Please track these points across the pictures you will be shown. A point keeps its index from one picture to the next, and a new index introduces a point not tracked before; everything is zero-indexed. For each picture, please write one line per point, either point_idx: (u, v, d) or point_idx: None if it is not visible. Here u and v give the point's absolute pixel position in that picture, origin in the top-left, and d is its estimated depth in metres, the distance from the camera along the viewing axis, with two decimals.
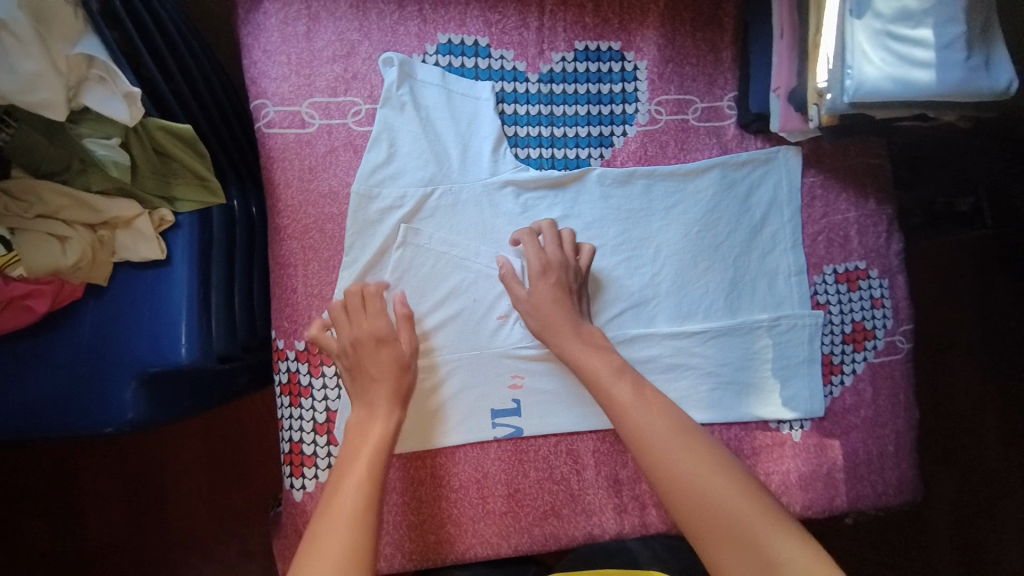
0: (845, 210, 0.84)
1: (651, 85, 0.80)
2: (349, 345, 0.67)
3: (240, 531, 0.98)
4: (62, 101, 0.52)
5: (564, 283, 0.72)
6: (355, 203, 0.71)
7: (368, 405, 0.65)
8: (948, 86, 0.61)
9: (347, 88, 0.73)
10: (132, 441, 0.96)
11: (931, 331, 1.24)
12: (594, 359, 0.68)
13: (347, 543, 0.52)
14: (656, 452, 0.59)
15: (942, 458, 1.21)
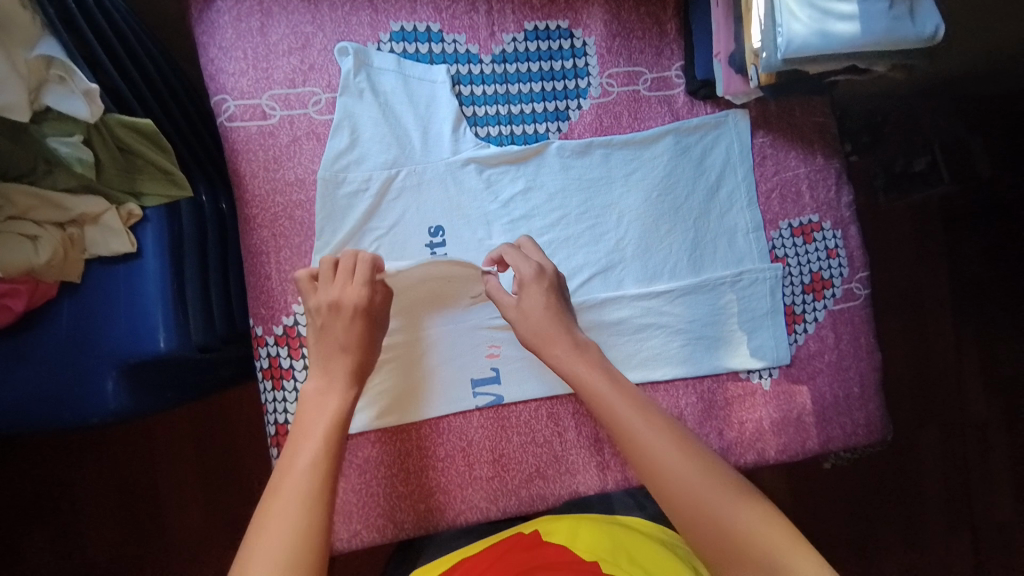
0: (795, 166, 0.88)
1: (601, 59, 0.84)
2: (325, 306, 0.65)
3: (235, 527, 0.99)
4: (24, 102, 0.53)
5: (554, 292, 0.70)
6: (322, 188, 0.73)
7: (333, 371, 0.63)
8: (875, 35, 0.65)
9: (305, 79, 0.75)
10: (121, 446, 0.97)
11: (894, 284, 1.29)
12: (581, 364, 0.65)
13: (297, 526, 0.49)
14: (653, 459, 0.56)
15: (914, 404, 1.27)
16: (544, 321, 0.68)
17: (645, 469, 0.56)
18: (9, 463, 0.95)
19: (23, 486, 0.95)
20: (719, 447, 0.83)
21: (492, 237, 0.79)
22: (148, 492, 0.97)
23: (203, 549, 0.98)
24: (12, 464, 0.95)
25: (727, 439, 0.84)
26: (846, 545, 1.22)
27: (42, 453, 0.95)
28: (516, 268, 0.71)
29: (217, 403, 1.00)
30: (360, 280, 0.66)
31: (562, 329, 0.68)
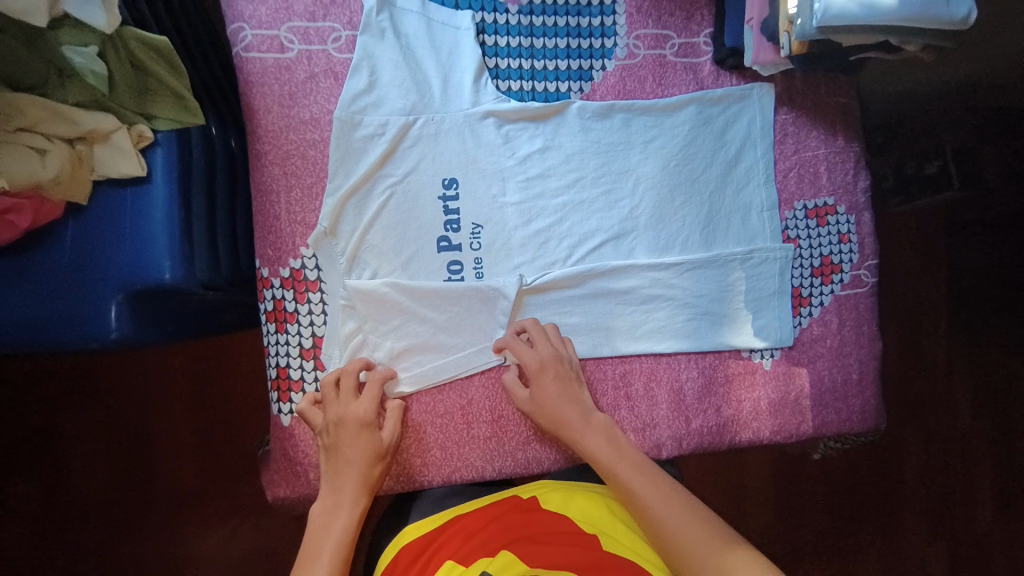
0: (816, 146, 0.87)
1: (630, 18, 0.82)
2: (332, 424, 0.70)
3: (229, 470, 0.99)
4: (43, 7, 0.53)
5: (562, 376, 0.74)
6: (338, 128, 0.71)
7: (338, 488, 0.68)
8: (912, 10, 0.64)
9: (326, 13, 0.73)
10: (117, 383, 0.97)
11: (897, 283, 1.29)
12: (592, 441, 0.72)
13: None
14: (645, 507, 0.66)
15: (905, 402, 1.28)
16: (555, 407, 0.73)
17: (639, 516, 0.66)
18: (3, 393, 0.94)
19: (17, 416, 0.95)
20: (716, 423, 0.84)
21: (506, 196, 0.78)
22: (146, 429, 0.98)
23: (199, 489, 0.98)
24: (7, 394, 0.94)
25: (724, 416, 0.84)
26: (825, 533, 1.25)
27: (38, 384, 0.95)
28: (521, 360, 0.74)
29: (218, 344, 1.00)
30: (365, 396, 0.71)
31: (572, 412, 0.73)
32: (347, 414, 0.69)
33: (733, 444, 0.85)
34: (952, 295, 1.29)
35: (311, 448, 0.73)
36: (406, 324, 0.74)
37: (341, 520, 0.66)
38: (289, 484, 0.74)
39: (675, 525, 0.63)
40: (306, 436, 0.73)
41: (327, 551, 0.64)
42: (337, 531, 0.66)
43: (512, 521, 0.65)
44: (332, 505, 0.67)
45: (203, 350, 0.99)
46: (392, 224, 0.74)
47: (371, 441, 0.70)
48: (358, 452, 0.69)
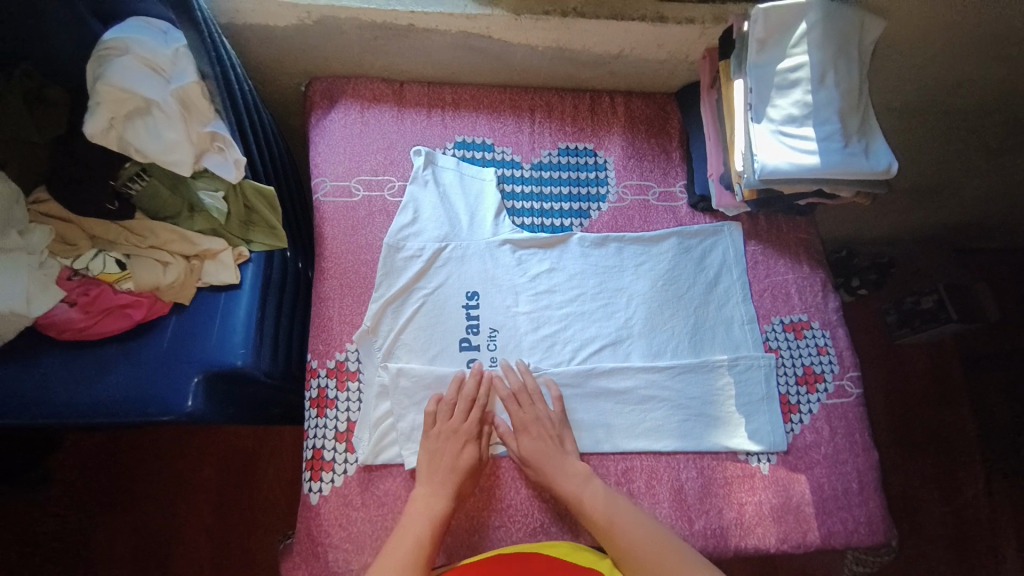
0: (784, 272, 1.02)
1: (619, 173, 1.04)
2: (439, 433, 0.81)
3: (241, 550, 1.17)
4: (189, 161, 0.73)
5: (546, 433, 0.84)
6: (386, 251, 0.90)
7: (433, 483, 0.78)
8: (833, 166, 0.83)
9: (386, 170, 0.97)
10: (155, 471, 1.19)
11: (884, 396, 1.54)
12: (572, 485, 0.80)
13: None
14: (608, 525, 0.77)
15: (902, 510, 1.43)
16: (539, 453, 0.82)
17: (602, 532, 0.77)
18: (77, 475, 1.17)
19: (78, 495, 1.16)
20: (718, 526, 0.86)
21: (519, 306, 0.93)
22: (181, 503, 1.18)
23: (215, 557, 1.16)
24: (78, 464, 1.17)
25: (725, 519, 0.87)
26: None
27: (103, 455, 1.18)
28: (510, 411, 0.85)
29: (254, 429, 1.24)
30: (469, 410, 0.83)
31: (556, 455, 0.82)
32: (443, 427, 0.82)
33: (739, 551, 0.86)
34: (946, 424, 1.51)
35: (332, 529, 0.79)
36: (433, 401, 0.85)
37: (415, 529, 0.75)
38: (308, 566, 0.78)
39: (631, 540, 0.75)
40: (329, 517, 0.79)
41: (407, 547, 0.73)
42: (410, 548, 0.73)
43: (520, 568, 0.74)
44: (408, 519, 0.76)
45: (239, 433, 1.23)
46: (423, 328, 0.88)
47: (459, 448, 0.81)
48: (449, 456, 0.80)
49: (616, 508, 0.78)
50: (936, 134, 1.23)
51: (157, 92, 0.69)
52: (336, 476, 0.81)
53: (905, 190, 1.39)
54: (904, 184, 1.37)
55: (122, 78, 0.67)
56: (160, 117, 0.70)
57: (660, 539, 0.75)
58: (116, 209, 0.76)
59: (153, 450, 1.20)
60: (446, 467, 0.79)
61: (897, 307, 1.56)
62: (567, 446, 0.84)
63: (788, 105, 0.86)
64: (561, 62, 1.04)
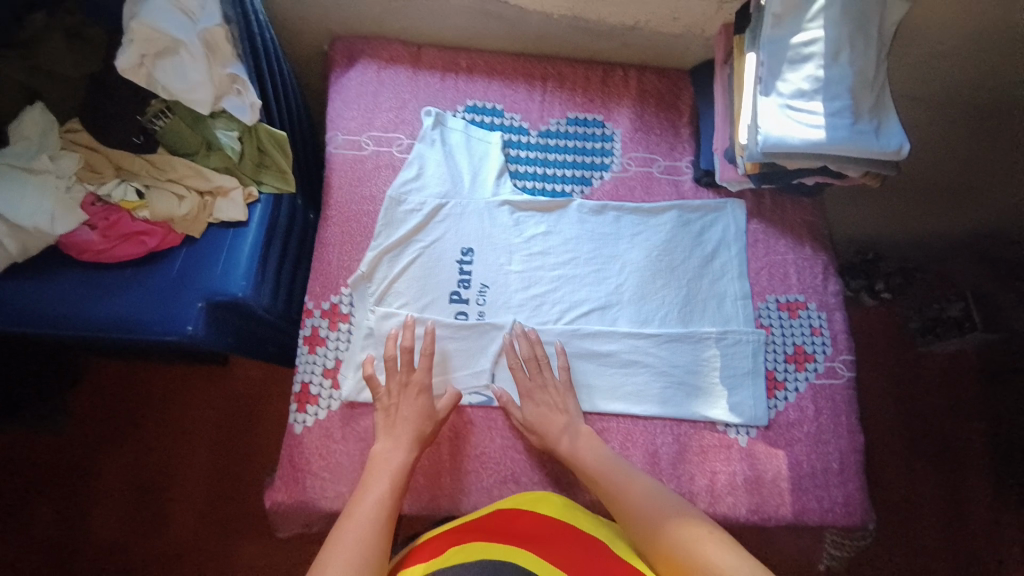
0: (784, 252, 1.00)
1: (624, 145, 1.03)
2: (397, 389, 0.85)
3: (244, 485, 1.25)
4: (208, 101, 0.79)
5: (552, 400, 0.88)
6: (387, 203, 0.95)
7: (395, 437, 0.82)
8: (840, 142, 0.81)
9: (396, 128, 1.00)
10: (170, 406, 1.29)
11: (893, 398, 1.50)
12: (576, 450, 0.84)
13: (366, 534, 0.72)
14: (614, 492, 0.79)
15: (901, 514, 1.40)
16: (543, 415, 0.86)
17: (611, 500, 0.80)
18: (102, 401, 1.28)
19: (100, 419, 1.27)
20: (688, 492, 0.88)
21: (511, 264, 0.96)
22: (193, 434, 1.27)
23: (224, 485, 1.25)
24: (101, 398, 1.28)
25: (697, 486, 0.88)
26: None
27: (123, 392, 1.29)
28: (518, 376, 0.89)
29: (260, 370, 1.32)
30: (423, 368, 0.87)
31: (558, 419, 0.86)
32: (397, 378, 0.86)
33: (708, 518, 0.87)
34: (960, 433, 1.46)
35: (314, 456, 0.85)
36: (420, 345, 0.90)
37: (384, 473, 0.79)
38: (288, 489, 0.84)
39: (635, 505, 0.77)
40: (311, 446, 0.85)
41: (373, 489, 0.77)
42: (378, 491, 0.77)
43: (515, 527, 0.77)
44: (375, 466, 0.80)
45: (249, 378, 1.32)
46: (416, 279, 0.93)
47: (413, 399, 0.85)
48: (404, 407, 0.84)
49: (622, 477, 0.80)
50: (967, 128, 1.18)
51: (183, 33, 0.74)
52: (320, 410, 0.87)
53: (932, 188, 1.35)
54: (929, 182, 1.34)
55: (152, 18, 0.72)
56: (186, 58, 0.76)
57: (666, 504, 0.77)
58: (140, 143, 0.83)
59: (169, 390, 1.29)
60: (406, 418, 0.83)
61: (923, 314, 1.54)
62: (572, 412, 0.87)
63: (800, 80, 0.84)
64: (575, 32, 1.05)
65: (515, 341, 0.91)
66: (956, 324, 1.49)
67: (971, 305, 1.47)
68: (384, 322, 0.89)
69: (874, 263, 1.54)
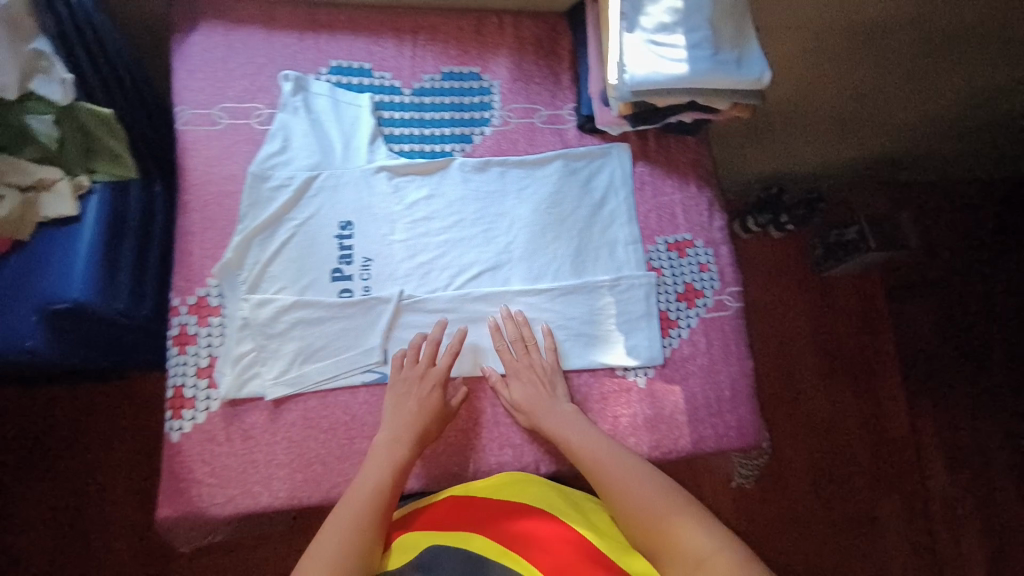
0: (671, 192, 1.00)
1: (504, 96, 0.99)
2: (412, 382, 0.86)
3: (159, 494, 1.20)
4: (13, 83, 0.73)
5: (542, 381, 0.88)
6: (250, 180, 0.87)
7: (398, 432, 0.83)
8: (702, 74, 0.80)
9: (252, 97, 0.92)
10: (62, 425, 1.20)
11: (800, 322, 1.59)
12: (573, 435, 0.84)
13: (350, 530, 0.75)
14: (612, 484, 0.79)
15: (809, 429, 1.51)
16: (537, 397, 0.87)
17: (607, 492, 0.79)
18: None
19: None
20: None
21: (394, 234, 0.93)
22: (85, 456, 1.18)
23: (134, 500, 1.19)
24: None
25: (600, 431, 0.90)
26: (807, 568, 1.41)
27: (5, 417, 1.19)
28: (507, 361, 0.90)
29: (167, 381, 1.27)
30: (443, 362, 0.88)
31: (552, 403, 0.86)
32: (414, 369, 0.87)
33: None
34: (865, 349, 1.58)
35: (194, 465, 0.83)
36: (302, 330, 0.87)
37: (378, 471, 0.80)
38: (172, 505, 0.83)
39: (635, 498, 0.76)
40: (191, 454, 0.84)
41: (363, 485, 0.79)
42: (366, 485, 0.79)
43: (487, 512, 0.80)
44: (371, 459, 0.82)
45: (141, 392, 1.22)
46: (291, 261, 0.88)
47: (424, 392, 0.86)
48: (412, 400, 0.85)
49: (624, 470, 0.79)
50: None
51: None
52: (198, 412, 0.85)
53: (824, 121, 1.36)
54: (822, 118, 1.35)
55: None
56: None
57: (664, 496, 0.76)
58: None
59: (57, 409, 1.20)
60: (411, 412, 0.84)
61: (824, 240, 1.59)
62: (558, 398, 0.88)
63: (660, 12, 0.82)
64: None
65: (514, 324, 0.91)
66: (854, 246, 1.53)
67: (865, 227, 1.53)
68: (261, 310, 0.85)
69: (778, 197, 1.54)
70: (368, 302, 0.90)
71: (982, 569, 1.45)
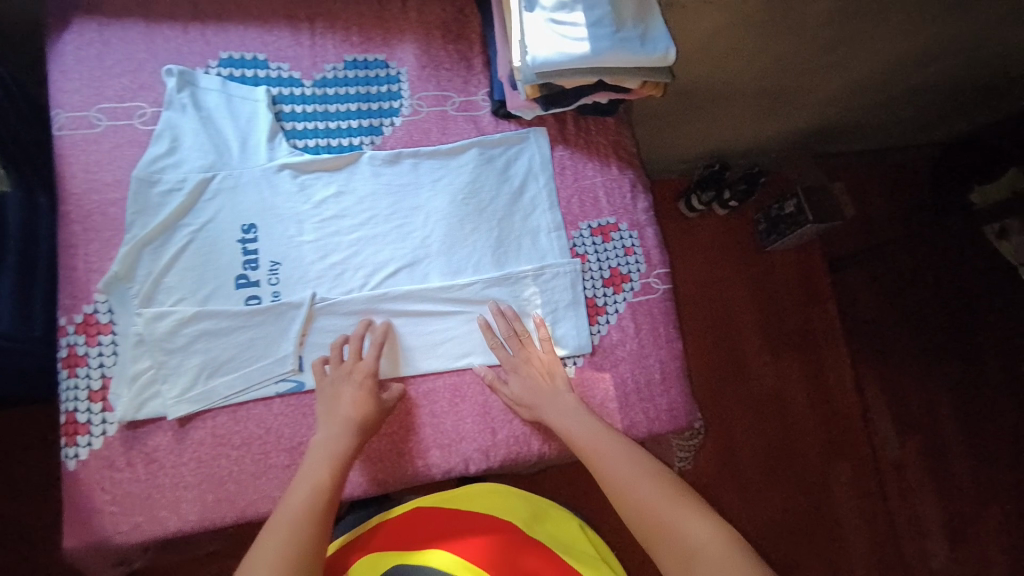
0: (593, 175, 0.98)
1: (412, 84, 0.95)
2: (344, 377, 0.83)
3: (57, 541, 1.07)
4: None
5: (539, 373, 0.88)
6: (135, 186, 0.82)
7: (337, 425, 0.79)
8: (605, 53, 0.77)
9: (134, 95, 0.86)
10: None
11: (745, 298, 1.59)
12: (575, 428, 0.82)
13: (294, 524, 0.69)
14: (616, 479, 0.77)
15: (758, 403, 1.53)
16: (528, 390, 0.86)
17: (612, 487, 0.77)
18: None
19: None
20: (521, 432, 0.89)
21: (303, 235, 0.88)
22: None
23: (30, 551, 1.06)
24: None
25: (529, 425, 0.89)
26: (764, 541, 1.43)
27: None
28: (501, 354, 0.89)
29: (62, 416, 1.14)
30: (372, 353, 0.85)
31: (547, 397, 0.85)
32: (339, 369, 0.83)
33: (543, 452, 0.89)
34: (810, 320, 1.60)
35: (94, 494, 0.78)
36: (205, 344, 0.82)
37: (321, 466, 0.76)
38: (76, 535, 0.77)
39: (641, 494, 0.74)
40: (90, 481, 0.79)
41: (307, 480, 0.74)
42: (310, 480, 0.74)
43: (450, 524, 0.81)
44: (314, 455, 0.77)
45: (39, 423, 1.11)
46: (188, 271, 0.83)
47: (357, 388, 0.82)
48: (345, 396, 0.81)
49: (632, 466, 0.77)
50: None
51: None
52: (94, 438, 0.80)
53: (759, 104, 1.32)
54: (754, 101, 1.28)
55: None
56: None
57: (671, 493, 0.73)
58: None
59: None
60: (347, 408, 0.80)
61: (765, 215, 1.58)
62: (560, 389, 0.87)
63: None
64: None
65: (505, 316, 0.90)
66: (793, 219, 1.51)
67: (803, 199, 1.49)
68: (156, 324, 0.80)
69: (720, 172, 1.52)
70: (278, 309, 0.84)
71: (930, 526, 1.50)
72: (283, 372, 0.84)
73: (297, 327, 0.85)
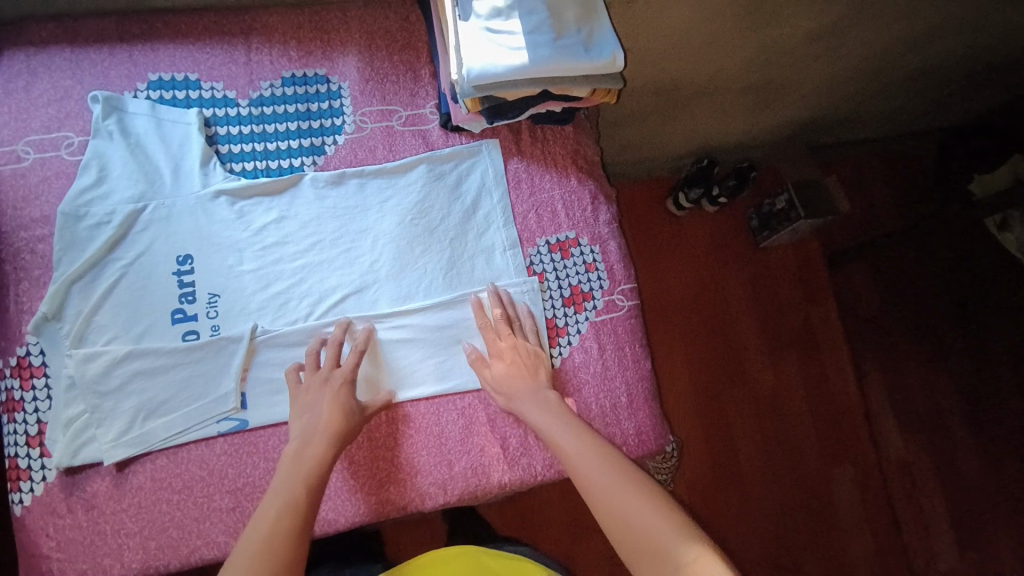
0: (550, 188, 0.93)
1: (355, 99, 0.90)
2: (320, 382, 0.79)
3: None
4: None
5: (521, 363, 0.83)
6: (61, 222, 0.78)
7: (313, 433, 0.74)
8: (545, 62, 0.71)
9: (60, 125, 0.82)
10: None
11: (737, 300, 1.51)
12: (556, 428, 0.76)
13: (270, 535, 0.64)
14: (597, 490, 0.69)
15: (755, 409, 1.45)
16: (510, 379, 0.81)
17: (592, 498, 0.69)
18: None
19: None
20: (480, 463, 0.83)
21: (243, 264, 0.84)
22: None
23: None
24: None
25: (489, 456, 0.83)
26: (762, 555, 1.37)
27: None
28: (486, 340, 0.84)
29: None
30: (351, 358, 0.80)
31: (525, 389, 0.80)
32: (315, 377, 0.79)
33: (505, 484, 0.83)
34: (808, 319, 1.51)
35: (41, 540, 0.75)
36: (142, 384, 0.78)
37: (297, 475, 0.70)
38: None
39: (626, 509, 0.66)
40: (34, 527, 0.75)
41: (283, 492, 0.69)
42: (287, 491, 0.69)
43: None
44: (290, 465, 0.72)
45: None
46: (121, 308, 0.79)
47: (334, 392, 0.77)
48: (322, 404, 0.76)
49: (616, 476, 0.69)
50: None
51: None
52: (36, 484, 0.77)
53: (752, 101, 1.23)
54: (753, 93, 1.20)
55: None
56: None
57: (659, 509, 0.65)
58: None
59: None
60: (325, 413, 0.76)
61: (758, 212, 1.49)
62: (539, 384, 0.81)
63: None
64: None
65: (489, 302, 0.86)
66: (783, 215, 1.43)
67: (793, 194, 1.41)
68: (86, 365, 0.76)
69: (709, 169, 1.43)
70: (218, 344, 0.80)
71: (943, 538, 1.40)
72: (225, 411, 0.80)
73: (238, 361, 0.81)
